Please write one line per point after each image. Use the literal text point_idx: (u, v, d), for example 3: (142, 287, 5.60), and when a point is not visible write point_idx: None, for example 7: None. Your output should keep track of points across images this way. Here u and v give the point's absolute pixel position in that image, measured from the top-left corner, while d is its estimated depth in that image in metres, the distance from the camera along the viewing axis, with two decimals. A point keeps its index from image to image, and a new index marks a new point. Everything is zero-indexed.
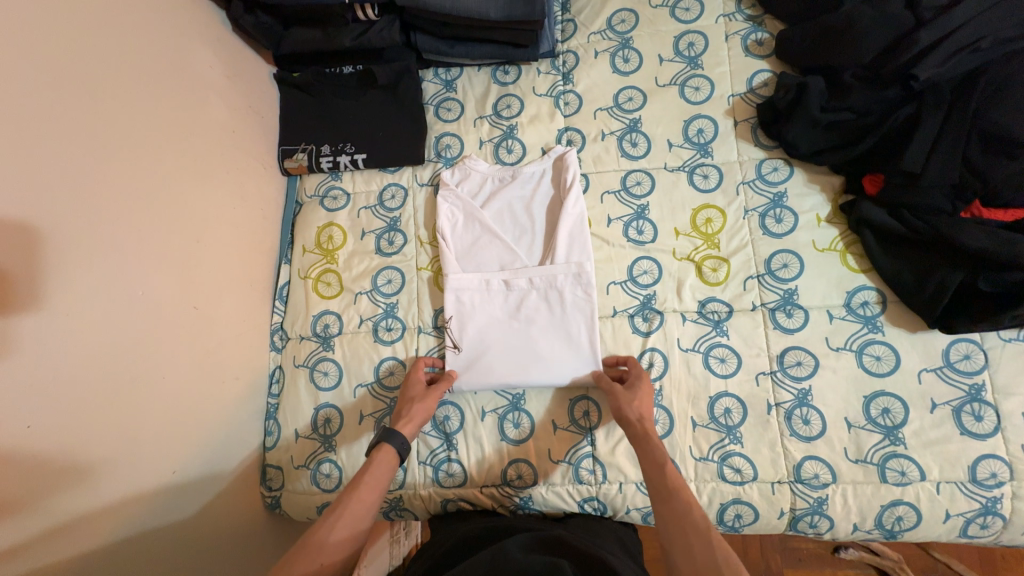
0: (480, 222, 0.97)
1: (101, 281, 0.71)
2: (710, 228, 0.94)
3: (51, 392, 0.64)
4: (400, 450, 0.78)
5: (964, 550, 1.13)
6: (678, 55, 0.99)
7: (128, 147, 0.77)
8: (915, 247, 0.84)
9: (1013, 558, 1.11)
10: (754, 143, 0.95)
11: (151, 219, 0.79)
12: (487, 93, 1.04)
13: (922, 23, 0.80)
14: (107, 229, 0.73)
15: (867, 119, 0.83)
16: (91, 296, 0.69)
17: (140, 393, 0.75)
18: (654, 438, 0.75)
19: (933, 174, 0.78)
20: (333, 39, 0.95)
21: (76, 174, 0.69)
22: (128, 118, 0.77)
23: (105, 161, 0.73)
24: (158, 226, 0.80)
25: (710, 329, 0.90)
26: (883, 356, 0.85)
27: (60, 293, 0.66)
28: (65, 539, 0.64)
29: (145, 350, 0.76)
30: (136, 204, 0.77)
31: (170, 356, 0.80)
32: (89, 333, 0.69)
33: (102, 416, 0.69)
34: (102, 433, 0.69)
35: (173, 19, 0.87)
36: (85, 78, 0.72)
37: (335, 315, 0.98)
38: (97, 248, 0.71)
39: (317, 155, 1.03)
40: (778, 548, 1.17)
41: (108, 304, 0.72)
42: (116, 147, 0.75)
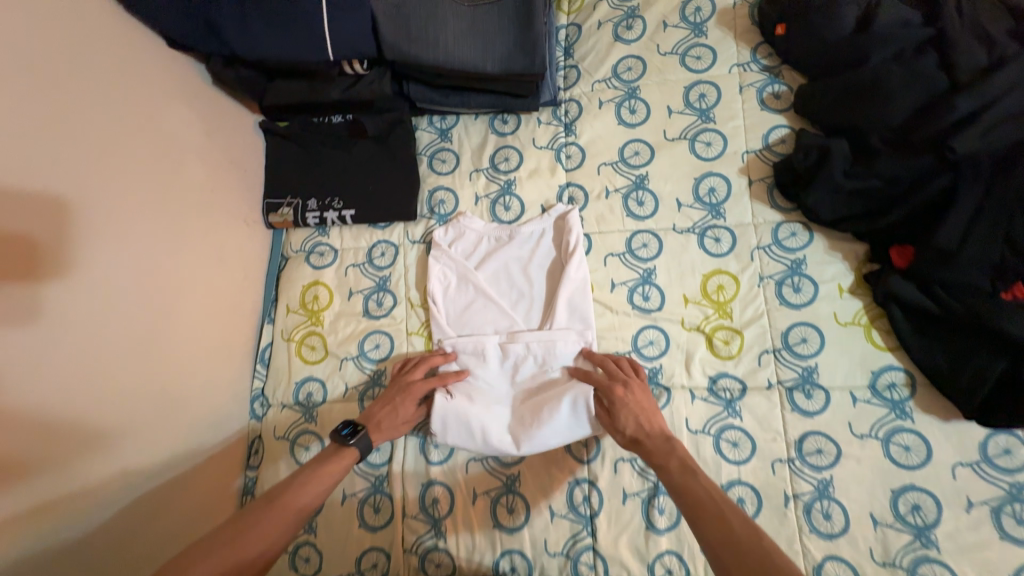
0: (474, 284, 0.90)
1: (58, 372, 0.65)
2: (722, 295, 0.87)
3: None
4: (363, 453, 0.75)
5: None
6: (688, 107, 0.93)
7: (91, 223, 0.70)
8: (948, 327, 0.76)
9: None
10: (769, 204, 0.88)
11: (115, 299, 0.73)
12: (484, 144, 0.98)
13: (957, 87, 0.73)
14: (66, 314, 0.67)
15: (896, 189, 0.76)
16: (44, 390, 0.64)
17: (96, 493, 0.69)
18: (664, 446, 0.69)
19: (971, 254, 0.72)
20: (320, 92, 0.89)
21: (32, 258, 0.63)
22: (92, 191, 0.71)
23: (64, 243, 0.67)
24: (124, 306, 0.74)
25: (721, 409, 0.83)
26: (913, 447, 0.77)
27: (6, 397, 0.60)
28: None
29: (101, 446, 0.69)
30: (100, 280, 0.71)
31: (134, 442, 0.74)
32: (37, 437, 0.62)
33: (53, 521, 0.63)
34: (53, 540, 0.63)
35: (149, 73, 0.81)
36: (44, 155, 0.65)
37: (319, 382, 0.92)
38: (52, 340, 0.65)
39: (303, 209, 0.97)
40: None
41: (62, 397, 0.66)
42: (78, 225, 0.69)
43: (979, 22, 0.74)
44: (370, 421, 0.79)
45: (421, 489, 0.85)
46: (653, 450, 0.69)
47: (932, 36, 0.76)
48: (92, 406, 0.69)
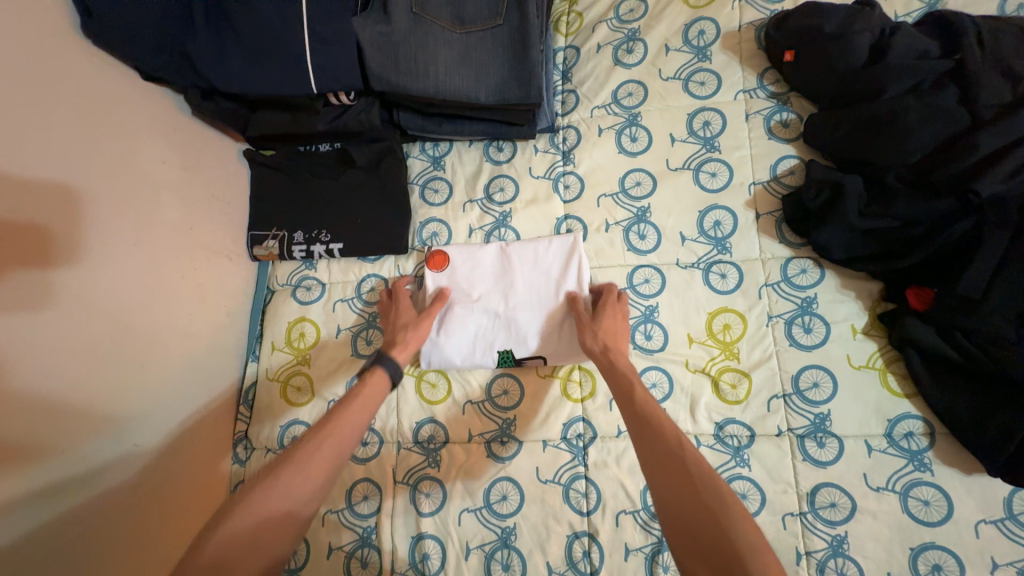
0: (468, 308, 0.87)
1: (17, 442, 0.60)
2: (728, 335, 0.83)
3: None
4: (393, 374, 0.72)
5: None
6: (692, 135, 0.88)
7: (58, 277, 0.66)
8: (968, 375, 0.72)
9: None
10: (778, 239, 0.83)
11: (83, 357, 0.68)
12: (478, 173, 0.94)
13: (979, 123, 0.69)
14: (30, 376, 0.62)
15: (915, 231, 0.72)
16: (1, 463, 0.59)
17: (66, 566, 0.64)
18: (623, 362, 0.71)
19: (995, 302, 0.67)
20: (305, 123, 0.85)
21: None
22: (61, 242, 0.66)
23: (28, 301, 0.62)
24: (90, 363, 0.69)
25: (729, 458, 0.79)
26: (933, 501, 0.73)
27: None
28: None
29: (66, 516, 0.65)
30: (65, 337, 0.66)
31: (102, 507, 0.69)
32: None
33: None
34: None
35: (123, 107, 0.76)
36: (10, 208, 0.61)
37: (305, 426, 0.87)
38: (17, 406, 0.61)
39: (289, 242, 0.93)
40: None
41: (25, 466, 0.61)
42: (44, 281, 0.64)
43: (1002, 52, 0.69)
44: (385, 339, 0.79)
45: (412, 542, 0.80)
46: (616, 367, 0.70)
47: (952, 67, 0.72)
48: (53, 474, 0.64)
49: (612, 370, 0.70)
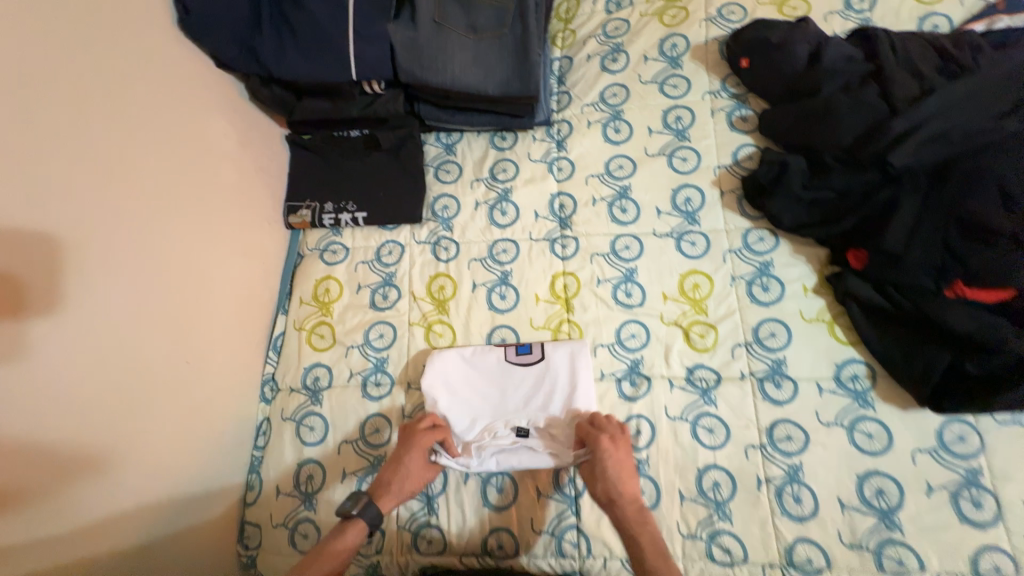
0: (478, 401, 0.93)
1: (104, 337, 0.73)
2: (698, 293, 0.95)
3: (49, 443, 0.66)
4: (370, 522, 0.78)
5: None
6: (666, 128, 1.05)
7: (146, 212, 0.81)
8: (901, 323, 0.84)
9: None
10: (739, 213, 0.98)
11: (154, 278, 0.81)
12: (484, 157, 1.10)
13: (896, 113, 0.83)
14: (117, 285, 0.75)
15: (848, 201, 0.85)
16: (84, 357, 0.71)
17: (124, 448, 0.75)
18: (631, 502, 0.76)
19: (916, 255, 0.79)
20: (341, 109, 1.03)
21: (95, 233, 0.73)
22: (150, 184, 0.81)
23: (125, 225, 0.77)
24: (161, 283, 0.82)
25: (698, 397, 0.90)
26: (876, 434, 0.83)
27: (65, 347, 0.68)
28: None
29: (128, 409, 0.76)
30: (146, 260, 0.80)
31: (159, 406, 0.81)
32: (78, 388, 0.70)
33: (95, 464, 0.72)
34: (70, 506, 0.68)
35: (199, 89, 0.93)
36: (115, 152, 0.76)
37: (326, 367, 0.99)
38: (110, 307, 0.74)
39: (320, 212, 1.08)
40: None
41: (109, 356, 0.74)
42: (133, 213, 0.78)
43: (910, 58, 0.87)
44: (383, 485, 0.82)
45: None
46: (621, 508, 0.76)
47: (873, 70, 0.89)
48: (129, 370, 0.76)
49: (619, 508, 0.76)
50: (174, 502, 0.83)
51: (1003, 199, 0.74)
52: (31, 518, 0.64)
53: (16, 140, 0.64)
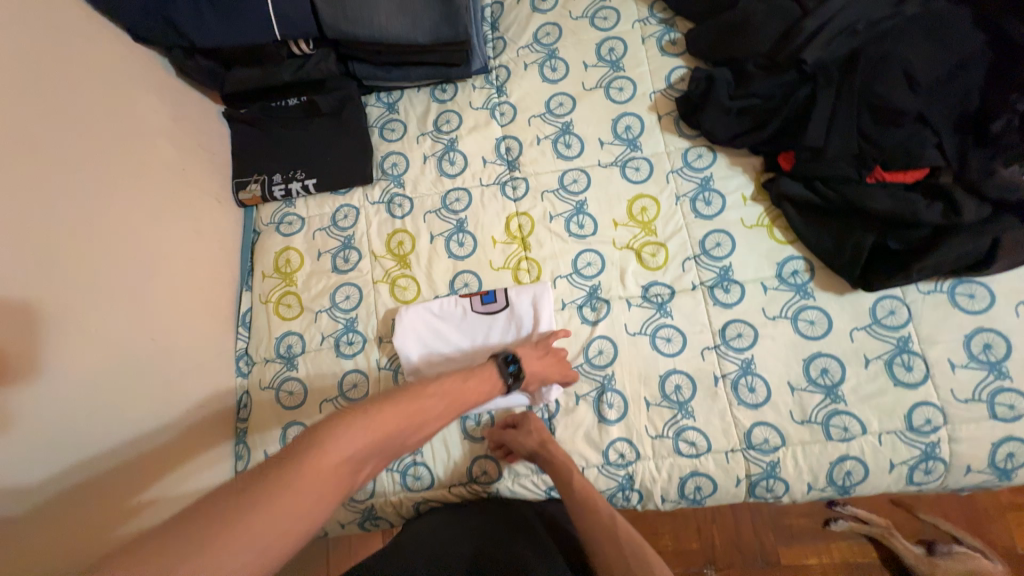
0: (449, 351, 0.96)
1: (59, 315, 0.74)
2: (646, 216, 0.99)
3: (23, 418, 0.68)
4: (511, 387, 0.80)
5: (947, 508, 1.21)
6: (601, 60, 1.07)
7: (83, 190, 0.80)
8: (832, 214, 0.89)
9: (996, 514, 1.20)
10: (677, 133, 1.01)
11: (103, 256, 0.82)
12: (427, 111, 1.10)
13: (806, 13, 0.89)
14: (62, 264, 0.76)
15: (771, 103, 0.91)
16: (44, 334, 0.72)
17: (99, 423, 0.77)
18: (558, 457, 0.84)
19: (836, 146, 0.86)
20: (272, 73, 1.04)
21: (32, 212, 0.73)
22: (83, 163, 0.81)
23: (63, 203, 0.77)
24: (112, 262, 0.83)
25: (655, 312, 0.94)
26: (817, 320, 0.89)
27: (23, 323, 0.69)
28: (33, 557, 0.67)
29: (101, 383, 0.78)
30: (91, 238, 0.81)
31: (131, 381, 0.83)
32: (43, 365, 0.71)
33: (72, 437, 0.74)
34: (50, 482, 0.70)
35: (119, 67, 0.91)
36: (41, 131, 0.76)
37: (297, 334, 1.01)
38: (61, 286, 0.75)
39: (269, 184, 1.08)
40: (770, 527, 1.22)
41: (67, 333, 0.75)
42: (69, 192, 0.78)
43: None
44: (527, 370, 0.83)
45: None
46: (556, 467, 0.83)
47: None
48: (92, 347, 0.78)
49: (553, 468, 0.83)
50: (161, 474, 0.85)
51: (907, 82, 0.82)
52: (14, 487, 0.66)
53: None
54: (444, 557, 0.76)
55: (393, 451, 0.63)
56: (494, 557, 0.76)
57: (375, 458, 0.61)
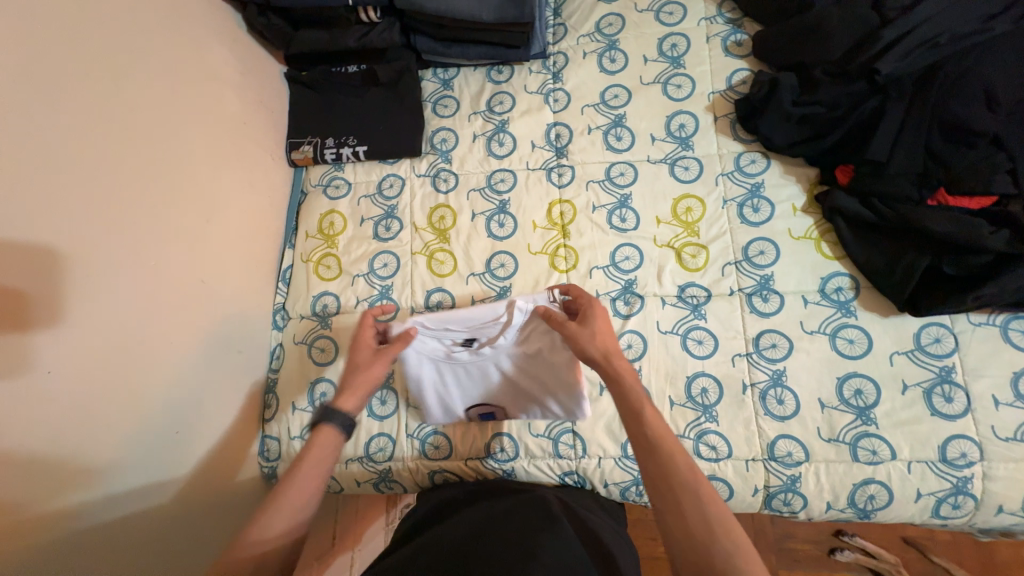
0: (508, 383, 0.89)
1: (125, 246, 0.78)
2: (690, 216, 0.98)
3: (85, 338, 0.71)
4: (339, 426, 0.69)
5: (965, 555, 1.17)
6: (662, 55, 1.06)
7: (153, 131, 0.84)
8: (886, 233, 0.87)
9: (1018, 569, 1.15)
10: (732, 137, 1.00)
11: (165, 197, 0.85)
12: (481, 91, 1.12)
13: (886, 22, 0.86)
14: (130, 199, 0.79)
15: (835, 112, 0.89)
16: (111, 261, 0.75)
17: (150, 352, 0.80)
18: (622, 366, 0.67)
19: (898, 162, 0.84)
20: (337, 38, 1.07)
21: (109, 146, 0.77)
22: (156, 105, 0.85)
23: (137, 141, 0.81)
24: (174, 203, 0.86)
25: (689, 313, 0.94)
26: (857, 339, 0.87)
27: (91, 248, 0.73)
28: (79, 470, 0.70)
29: (153, 316, 0.81)
30: (157, 178, 0.84)
31: (180, 319, 0.86)
32: (104, 291, 0.74)
33: (124, 363, 0.76)
34: (101, 404, 0.73)
35: (194, 18, 0.94)
36: (122, 71, 0.80)
37: (334, 295, 1.04)
38: (129, 219, 0.78)
39: (322, 147, 1.11)
40: (774, 549, 1.20)
41: (128, 264, 0.78)
42: (142, 131, 0.82)
43: None
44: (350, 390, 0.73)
45: None
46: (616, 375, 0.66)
47: None
48: (149, 281, 0.81)
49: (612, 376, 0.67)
50: (197, 412, 0.88)
51: (986, 103, 0.79)
52: (68, 403, 0.68)
53: (35, 45, 0.67)
54: (448, 531, 0.72)
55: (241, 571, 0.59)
56: (499, 530, 0.70)
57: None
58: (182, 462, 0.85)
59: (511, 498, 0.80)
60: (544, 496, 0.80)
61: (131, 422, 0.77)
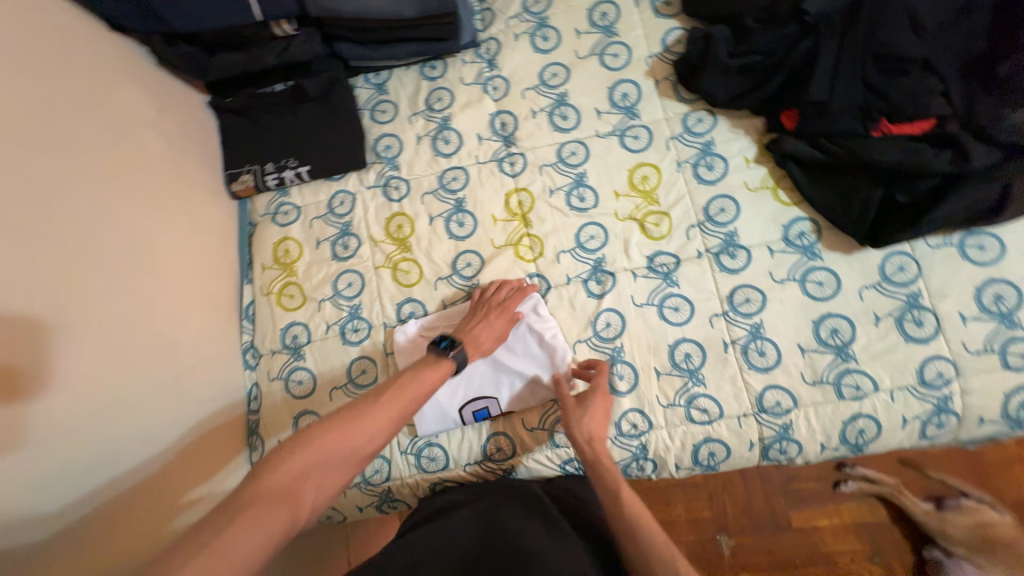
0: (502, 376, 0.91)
1: (64, 313, 0.72)
2: (647, 184, 0.97)
3: (35, 419, 0.66)
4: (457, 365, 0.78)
5: (958, 466, 1.21)
6: (594, 26, 1.04)
7: (73, 186, 0.78)
8: (837, 171, 0.88)
9: (1007, 469, 1.20)
10: (676, 98, 0.99)
11: (99, 253, 0.80)
12: (418, 90, 1.08)
13: None
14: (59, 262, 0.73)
15: (772, 59, 0.89)
16: (51, 332, 0.70)
17: (113, 420, 0.76)
18: (610, 467, 0.72)
19: (840, 99, 0.85)
20: (256, 58, 1.02)
21: (26, 208, 0.71)
22: (72, 158, 0.79)
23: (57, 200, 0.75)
24: (110, 258, 0.81)
25: (661, 282, 0.93)
26: (825, 281, 0.88)
27: (26, 322, 0.67)
28: (53, 557, 0.66)
29: (109, 381, 0.77)
30: (86, 235, 0.78)
31: (140, 379, 0.81)
32: (49, 365, 0.69)
33: (83, 437, 0.72)
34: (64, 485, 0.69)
35: (95, 59, 0.88)
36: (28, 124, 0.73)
37: (302, 325, 1.00)
38: (62, 284, 0.73)
39: (262, 174, 1.06)
40: (781, 493, 1.23)
41: (71, 332, 0.73)
42: (61, 187, 0.76)
43: None
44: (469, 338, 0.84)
45: None
46: (604, 476, 0.72)
47: None
48: (96, 345, 0.76)
49: (600, 475, 0.72)
50: (178, 472, 0.85)
51: (912, 29, 0.81)
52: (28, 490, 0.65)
53: None
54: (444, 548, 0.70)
55: (330, 458, 0.62)
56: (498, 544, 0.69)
57: (317, 474, 0.61)
58: (170, 525, 0.82)
59: (504, 498, 0.79)
60: (535, 493, 0.79)
61: (99, 496, 0.73)
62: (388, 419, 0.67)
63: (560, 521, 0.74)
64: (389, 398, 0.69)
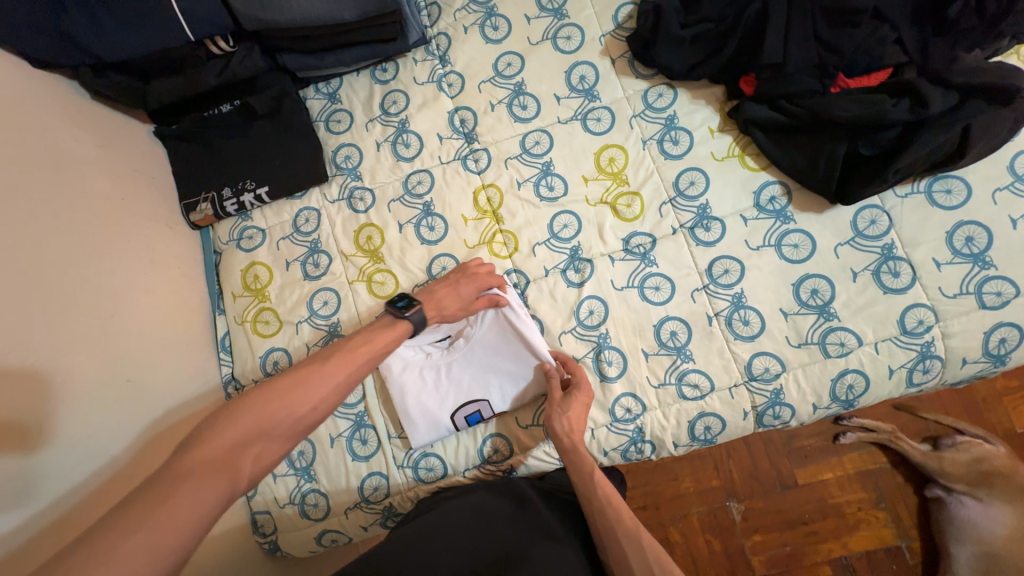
0: (491, 380, 0.90)
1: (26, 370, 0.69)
2: (615, 166, 0.96)
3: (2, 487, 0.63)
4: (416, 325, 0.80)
5: (950, 406, 1.23)
6: (543, 10, 1.01)
7: (19, 236, 0.74)
8: (800, 132, 0.88)
9: (996, 402, 1.23)
10: (634, 75, 0.97)
11: (57, 303, 0.76)
12: (371, 95, 1.05)
13: None
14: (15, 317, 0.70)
15: (724, 25, 0.88)
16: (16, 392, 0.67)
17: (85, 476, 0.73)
18: (584, 454, 0.76)
19: (795, 59, 0.84)
20: (196, 80, 0.97)
21: None
22: (16, 206, 0.75)
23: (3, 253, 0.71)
24: (68, 307, 0.77)
25: (639, 263, 0.92)
26: (801, 243, 0.88)
27: None
28: None
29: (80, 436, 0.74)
30: (39, 286, 0.74)
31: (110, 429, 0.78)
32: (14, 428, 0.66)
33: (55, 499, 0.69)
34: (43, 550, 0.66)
35: (25, 98, 0.83)
36: None
37: (282, 350, 0.97)
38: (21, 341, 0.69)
39: (220, 201, 1.02)
40: (783, 452, 1.25)
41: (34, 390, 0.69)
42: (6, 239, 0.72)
43: None
44: (432, 299, 0.85)
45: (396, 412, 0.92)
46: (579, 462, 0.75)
47: None
48: (62, 401, 0.72)
49: (575, 462, 0.75)
50: None
51: None
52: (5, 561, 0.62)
53: None
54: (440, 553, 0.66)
55: (276, 426, 0.60)
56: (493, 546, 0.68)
57: (259, 442, 0.58)
58: None
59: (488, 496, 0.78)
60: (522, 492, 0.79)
61: None
62: (337, 383, 0.67)
63: (544, 519, 0.74)
64: (339, 359, 0.69)
